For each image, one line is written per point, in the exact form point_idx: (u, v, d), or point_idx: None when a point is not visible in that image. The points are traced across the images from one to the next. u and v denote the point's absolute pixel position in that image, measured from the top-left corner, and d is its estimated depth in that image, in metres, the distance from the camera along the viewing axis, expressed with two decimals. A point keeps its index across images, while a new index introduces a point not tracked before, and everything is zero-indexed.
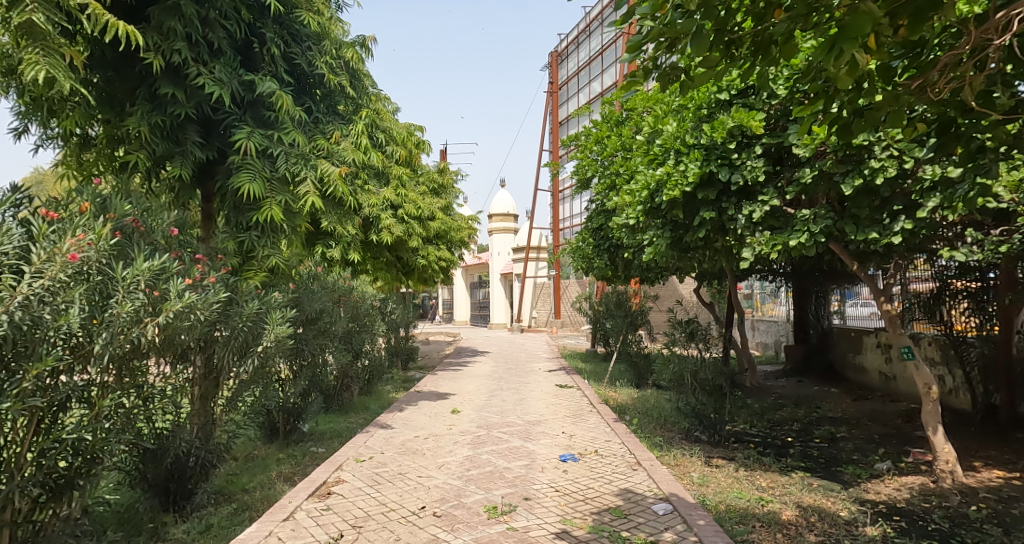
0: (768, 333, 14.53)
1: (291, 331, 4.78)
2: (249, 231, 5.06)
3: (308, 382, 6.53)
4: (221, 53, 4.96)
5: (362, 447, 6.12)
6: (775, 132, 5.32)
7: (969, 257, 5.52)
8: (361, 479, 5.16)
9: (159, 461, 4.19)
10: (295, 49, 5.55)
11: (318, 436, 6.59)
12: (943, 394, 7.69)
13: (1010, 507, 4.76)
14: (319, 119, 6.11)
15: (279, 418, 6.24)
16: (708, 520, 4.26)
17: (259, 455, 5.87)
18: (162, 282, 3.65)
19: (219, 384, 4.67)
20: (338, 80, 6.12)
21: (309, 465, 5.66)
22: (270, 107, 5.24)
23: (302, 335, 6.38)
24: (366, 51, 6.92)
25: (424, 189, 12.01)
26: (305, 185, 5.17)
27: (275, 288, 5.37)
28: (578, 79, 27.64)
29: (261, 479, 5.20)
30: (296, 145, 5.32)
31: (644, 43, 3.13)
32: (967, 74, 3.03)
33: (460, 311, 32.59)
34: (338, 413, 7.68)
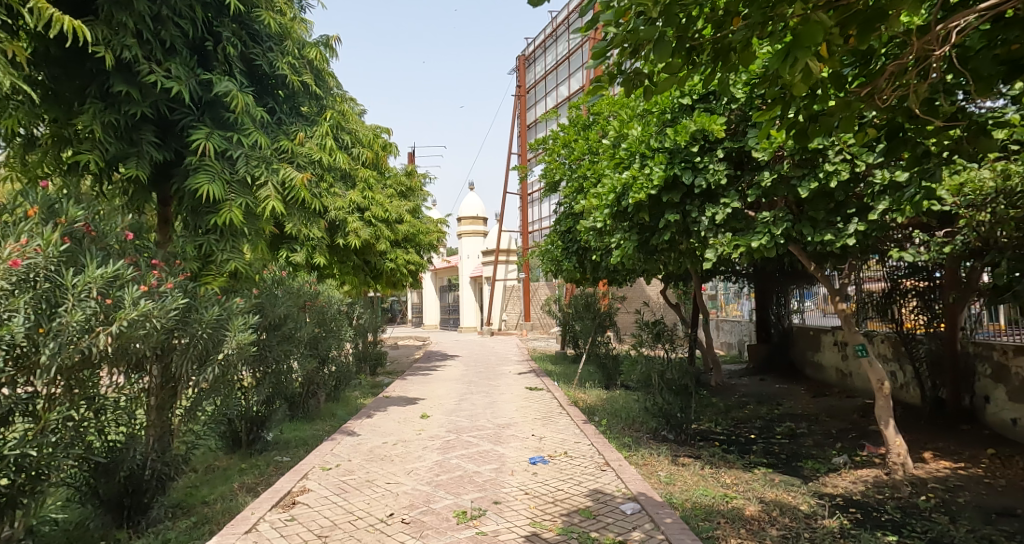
0: (731, 333, 14.85)
1: (254, 338, 4.65)
2: (209, 235, 4.96)
3: (273, 389, 6.42)
4: (175, 52, 4.85)
5: (328, 455, 6.06)
6: (736, 137, 5.47)
7: (917, 258, 5.73)
8: (327, 487, 5.11)
9: (112, 475, 4.10)
10: (255, 49, 5.47)
11: (283, 444, 6.50)
12: (894, 389, 8.01)
13: (956, 496, 4.97)
14: (282, 120, 6.04)
15: (241, 427, 6.11)
16: (675, 518, 4.35)
17: (221, 466, 5.78)
18: (115, 290, 3.55)
19: (178, 393, 4.48)
20: (301, 80, 6.03)
21: (273, 474, 5.59)
22: (229, 108, 5.16)
23: (266, 341, 6.15)
24: (330, 51, 6.87)
25: (392, 193, 11.92)
26: (265, 189, 5.11)
27: (237, 293, 5.27)
28: (545, 84, 27.78)
29: (221, 490, 5.09)
30: (257, 147, 5.25)
31: (608, 49, 3.25)
32: (912, 83, 3.20)
33: (430, 315, 32.59)
34: (304, 420, 7.58)
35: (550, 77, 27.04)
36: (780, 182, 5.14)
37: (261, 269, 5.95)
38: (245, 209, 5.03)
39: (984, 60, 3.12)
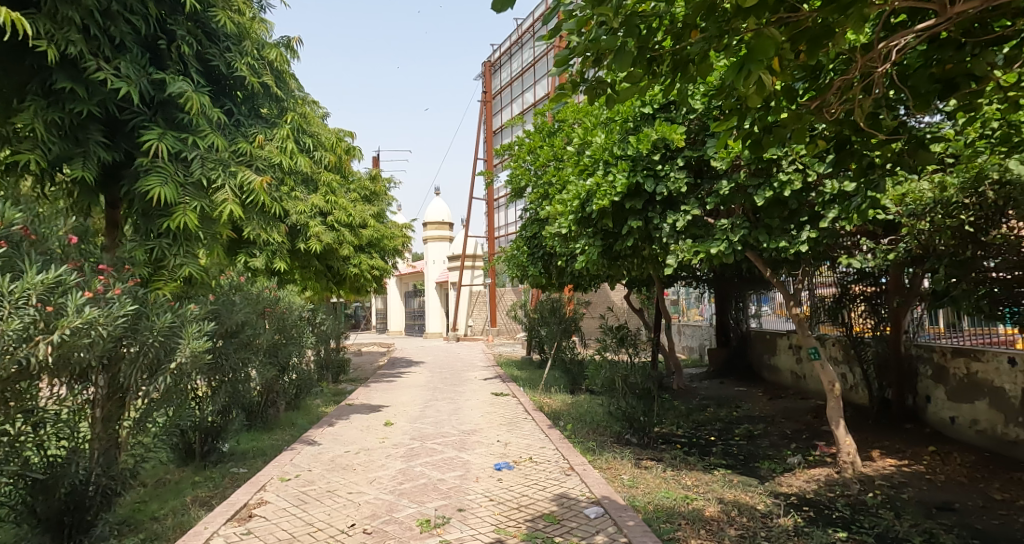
0: (692, 337, 15.16)
1: (209, 345, 4.52)
2: (160, 239, 4.79)
3: (228, 399, 6.29)
4: (126, 50, 4.73)
5: (287, 465, 5.97)
6: (695, 146, 5.63)
7: (864, 264, 5.98)
8: (286, 499, 5.04)
9: (50, 492, 3.97)
10: (211, 49, 5.37)
11: (240, 456, 6.37)
12: (844, 390, 8.29)
13: (901, 492, 5.18)
14: (240, 121, 5.90)
15: (195, 438, 5.96)
16: (638, 520, 4.43)
17: (173, 480, 5.62)
18: (58, 296, 3.48)
19: (126, 405, 4.32)
20: (260, 81, 5.94)
21: (228, 487, 5.47)
22: (183, 108, 5.04)
23: (223, 349, 5.98)
24: (291, 51, 6.80)
25: (355, 197, 11.81)
26: (222, 193, 5.07)
27: (192, 300, 5.15)
28: (511, 90, 27.92)
29: (173, 505, 4.95)
30: (214, 149, 5.16)
31: (571, 57, 3.34)
32: (857, 97, 3.35)
33: (394, 321, 32.35)
34: (262, 430, 7.43)
35: (515, 84, 27.21)
36: (737, 191, 5.32)
37: (217, 274, 5.84)
38: (200, 212, 4.92)
39: (921, 77, 3.34)
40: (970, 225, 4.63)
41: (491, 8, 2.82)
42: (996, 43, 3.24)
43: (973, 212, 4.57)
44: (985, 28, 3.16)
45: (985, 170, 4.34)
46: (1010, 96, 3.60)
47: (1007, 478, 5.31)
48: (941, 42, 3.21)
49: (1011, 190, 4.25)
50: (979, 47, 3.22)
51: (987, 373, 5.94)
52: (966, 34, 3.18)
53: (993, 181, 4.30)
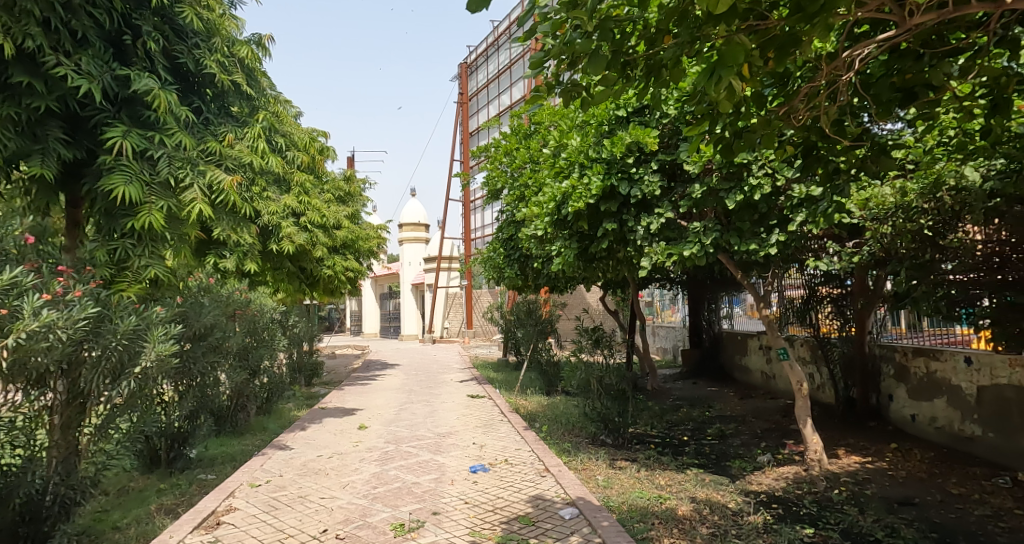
0: (666, 338, 15.35)
1: (176, 349, 4.39)
2: (124, 240, 4.66)
3: (196, 404, 6.17)
4: (88, 44, 4.63)
5: (258, 471, 5.89)
6: (669, 150, 5.72)
7: (830, 267, 6.14)
8: (256, 505, 4.97)
9: (4, 502, 3.90)
10: (178, 46, 5.29)
11: (208, 461, 6.26)
12: (812, 390, 8.46)
13: (864, 489, 5.32)
14: (210, 120, 5.79)
15: (160, 445, 5.83)
16: (612, 521, 4.48)
17: (136, 487, 5.49)
18: (14, 298, 3.47)
19: (87, 410, 4.24)
20: (230, 79, 5.86)
21: (195, 494, 5.36)
22: (149, 106, 4.94)
23: (190, 353, 5.85)
24: (262, 49, 6.71)
25: (329, 197, 11.71)
26: (190, 192, 4.93)
27: (158, 302, 5.02)
28: (487, 92, 27.94)
29: (138, 513, 4.84)
30: (182, 148, 5.05)
31: (546, 59, 3.38)
32: (823, 105, 3.46)
33: (369, 323, 32.13)
34: (232, 435, 7.31)
35: (492, 86, 27.25)
36: (709, 194, 5.39)
37: (184, 277, 5.73)
38: (167, 212, 4.79)
39: (883, 85, 3.47)
40: (928, 229, 4.76)
41: (467, 8, 2.84)
42: (951, 53, 3.38)
43: (933, 216, 4.71)
44: (943, 40, 3.29)
45: (943, 177, 4.58)
46: (964, 106, 3.76)
47: (964, 474, 5.49)
48: (901, 52, 3.35)
49: (966, 195, 4.42)
50: (935, 58, 3.33)
51: (944, 372, 6.15)
52: (924, 45, 3.31)
53: (950, 187, 4.51)
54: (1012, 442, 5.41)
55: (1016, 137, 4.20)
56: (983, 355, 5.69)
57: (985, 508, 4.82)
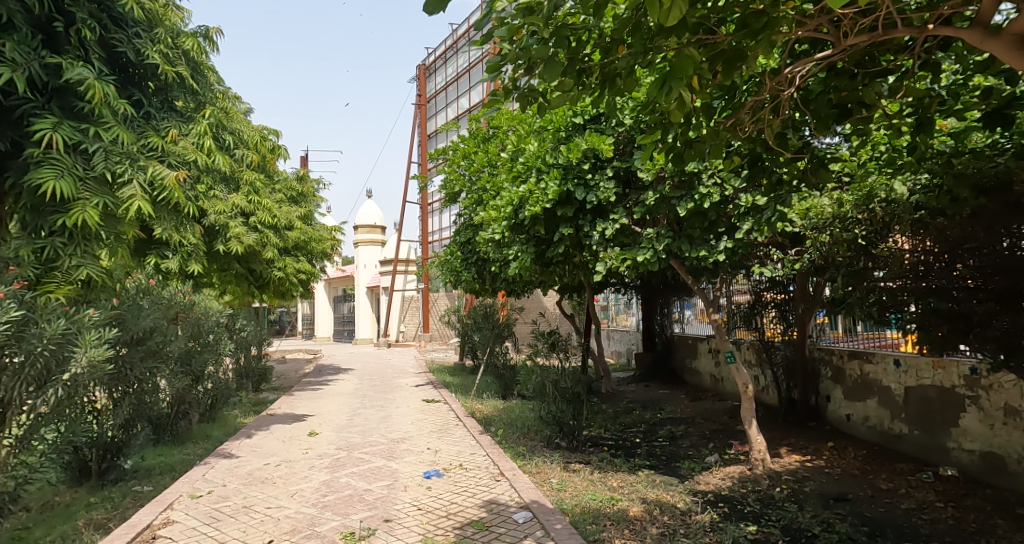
0: (620, 342, 15.58)
1: (109, 355, 4.37)
2: (53, 237, 4.40)
3: (134, 412, 5.90)
4: (14, 30, 4.40)
5: (200, 481, 5.70)
6: (624, 157, 5.82)
7: (774, 273, 6.36)
8: (196, 518, 4.80)
9: None
10: (116, 35, 5.10)
11: (145, 472, 6.01)
12: (756, 391, 8.72)
13: (804, 486, 5.51)
14: (151, 115, 5.59)
15: (91, 455, 5.57)
16: (565, 523, 4.51)
17: (63, 502, 5.19)
18: None
19: (7, 420, 3.98)
20: (175, 72, 5.67)
21: (128, 508, 5.11)
22: (83, 97, 4.72)
23: (126, 358, 5.61)
24: (210, 43, 6.51)
25: (281, 197, 11.44)
26: (129, 188, 4.72)
27: (90, 304, 4.71)
28: (445, 94, 27.86)
29: (65, 528, 4.59)
30: (120, 143, 4.86)
31: (502, 63, 3.39)
32: (768, 118, 3.60)
33: (321, 326, 31.57)
34: (172, 444, 7.04)
35: (450, 89, 27.18)
36: (662, 202, 5.49)
37: (121, 278, 5.51)
38: (103, 209, 4.58)
39: (821, 102, 3.63)
40: (862, 238, 5.07)
41: (423, 9, 2.83)
42: (881, 73, 3.57)
43: (865, 226, 5.05)
44: (875, 61, 3.49)
45: (875, 190, 4.86)
46: (893, 123, 3.97)
47: (891, 470, 5.74)
48: (838, 70, 3.53)
49: (895, 207, 4.72)
50: (867, 78, 3.51)
51: (876, 374, 6.43)
52: (858, 66, 3.51)
53: (881, 199, 4.80)
54: (935, 440, 5.71)
55: (938, 154, 4.41)
56: (910, 358, 6.00)
57: (910, 501, 5.07)
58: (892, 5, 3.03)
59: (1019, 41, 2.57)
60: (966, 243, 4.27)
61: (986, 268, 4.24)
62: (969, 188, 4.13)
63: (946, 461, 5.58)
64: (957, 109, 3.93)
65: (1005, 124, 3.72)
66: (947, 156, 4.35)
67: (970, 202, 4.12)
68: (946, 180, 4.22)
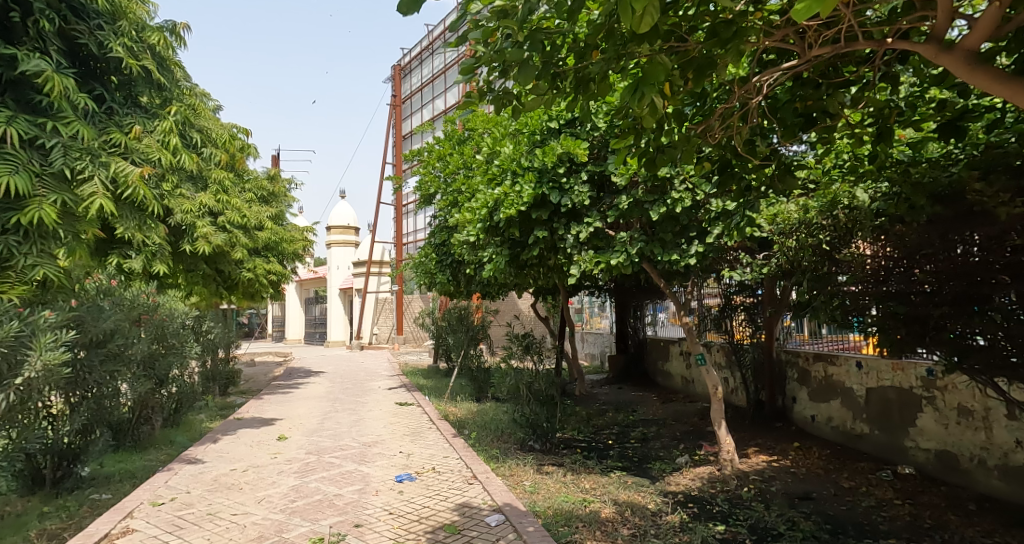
0: (594, 344, 15.64)
1: (65, 359, 4.29)
2: (7, 235, 4.18)
3: (93, 417, 5.72)
4: None
5: (162, 488, 5.55)
6: (598, 161, 5.84)
7: (743, 277, 6.48)
8: (157, 526, 4.67)
9: None
10: (78, 26, 4.95)
11: (103, 480, 5.82)
12: (725, 393, 8.83)
13: (771, 486, 5.58)
14: (114, 110, 5.40)
15: (46, 463, 5.34)
16: (537, 526, 4.49)
17: (16, 511, 5.00)
18: None
19: None
20: (140, 67, 5.52)
21: (85, 517, 4.95)
22: (40, 91, 4.60)
23: (84, 361, 5.45)
24: (177, 38, 6.37)
25: (250, 197, 11.23)
26: (90, 185, 4.60)
27: (45, 306, 4.59)
28: (420, 96, 27.73)
29: (15, 539, 4.41)
30: (80, 139, 4.71)
31: (476, 66, 3.37)
32: (737, 125, 3.64)
33: (293, 328, 31.13)
34: (132, 450, 6.85)
35: (425, 90, 27.09)
36: (634, 206, 5.52)
37: (79, 279, 5.35)
38: (62, 207, 4.42)
39: (787, 111, 3.71)
40: (826, 243, 5.13)
41: (397, 9, 2.78)
42: (843, 84, 3.64)
43: (830, 232, 5.10)
44: (838, 71, 3.56)
45: (839, 197, 5.02)
46: (856, 133, 4.06)
47: (853, 468, 5.87)
48: (803, 80, 3.61)
49: (856, 213, 4.82)
50: (831, 88, 3.59)
51: (840, 375, 6.55)
52: (822, 76, 3.58)
53: (844, 206, 4.94)
54: (894, 439, 5.85)
55: (897, 163, 4.51)
56: (871, 359, 6.14)
57: (871, 499, 5.16)
58: (854, 17, 3.09)
59: (972, 56, 2.63)
60: (923, 249, 4.32)
61: (942, 273, 4.30)
62: (926, 196, 4.14)
63: (905, 460, 5.74)
64: (914, 119, 3.98)
65: (959, 135, 3.80)
66: (905, 165, 4.44)
67: (926, 211, 4.13)
68: (905, 189, 4.25)
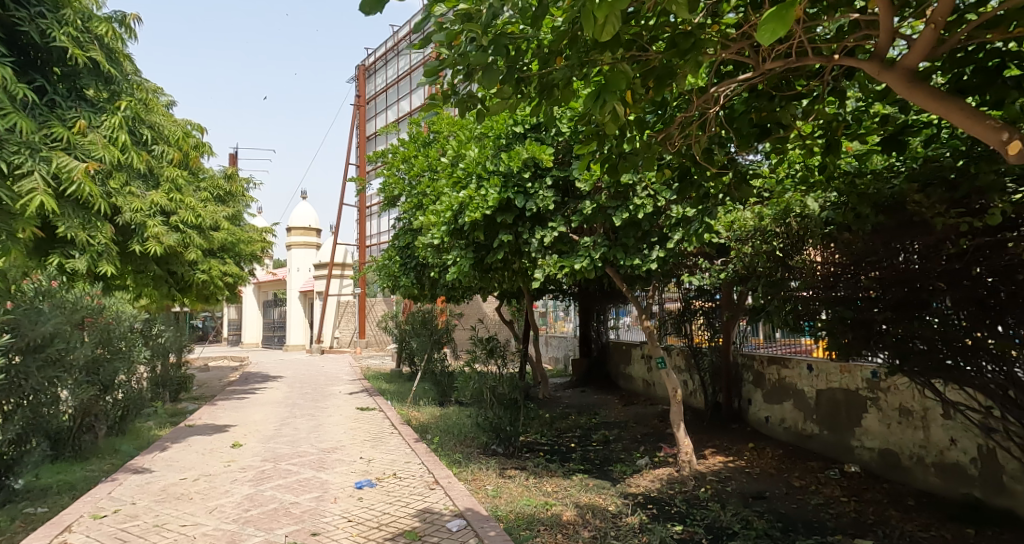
0: (558, 348, 15.67)
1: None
2: None
3: (29, 426, 5.45)
4: None
5: (104, 500, 5.31)
6: (563, 166, 5.84)
7: (702, 282, 6.58)
8: (98, 539, 4.45)
9: None
10: (18, 13, 4.78)
11: (39, 492, 5.54)
12: (685, 396, 8.93)
13: (727, 486, 5.65)
14: (56, 103, 5.18)
15: None
16: (498, 530, 4.44)
17: None
18: None
19: None
20: (87, 58, 5.30)
21: (19, 532, 4.70)
22: None
23: (19, 367, 5.16)
24: (127, 30, 6.13)
25: (205, 196, 10.90)
26: (29, 182, 4.41)
27: None
28: (385, 96, 27.44)
29: None
30: (19, 132, 4.49)
31: (441, 69, 3.32)
32: (695, 134, 3.66)
33: (250, 332, 30.40)
34: (72, 460, 6.54)
35: (390, 90, 26.79)
36: (598, 211, 5.54)
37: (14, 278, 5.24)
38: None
39: (743, 121, 3.76)
40: (780, 250, 5.19)
41: (360, 9, 2.72)
42: (796, 97, 3.72)
43: (783, 239, 5.17)
44: (790, 85, 3.64)
45: (791, 206, 4.95)
46: (806, 143, 4.13)
47: (804, 467, 5.99)
48: (757, 92, 3.66)
49: (807, 222, 4.81)
50: (785, 101, 3.64)
51: (792, 378, 6.70)
52: (775, 89, 3.62)
53: (796, 214, 4.90)
54: (841, 438, 6.00)
55: (844, 174, 4.50)
56: (821, 363, 6.29)
57: (819, 497, 5.28)
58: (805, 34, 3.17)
59: (910, 74, 2.68)
60: (868, 257, 4.49)
61: (885, 279, 4.53)
62: (870, 206, 4.18)
63: (851, 458, 5.89)
64: (860, 132, 4.07)
65: (900, 148, 3.79)
66: (851, 175, 4.44)
67: (871, 220, 4.18)
68: (850, 199, 4.26)
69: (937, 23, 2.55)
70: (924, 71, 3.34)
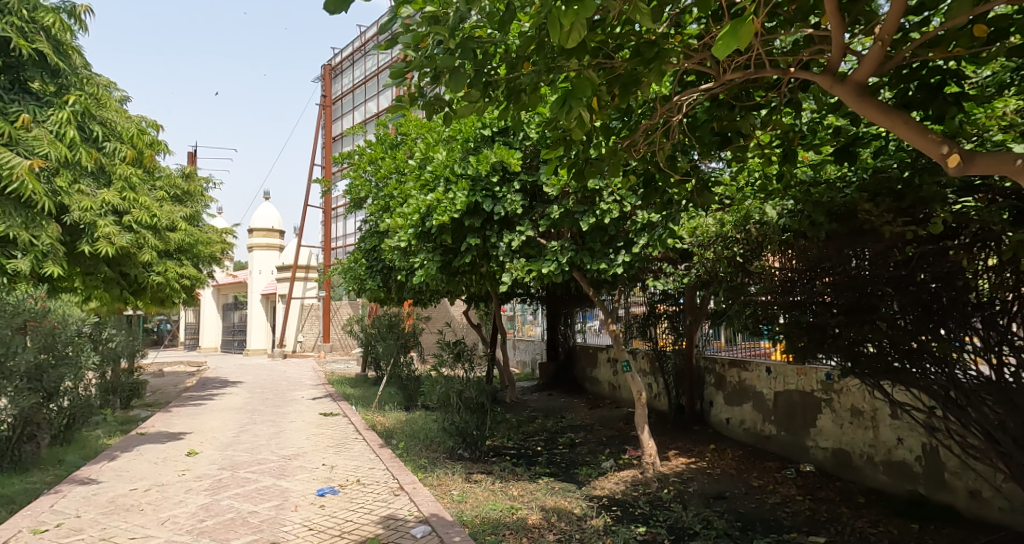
0: (526, 351, 15.64)
1: None
2: None
3: None
4: None
5: (47, 513, 5.07)
6: (531, 170, 5.82)
7: (665, 287, 6.63)
8: None
9: None
10: None
11: None
12: (649, 398, 9.00)
13: (689, 487, 5.69)
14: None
15: None
16: (463, 535, 4.38)
17: None
18: None
19: None
20: (32, 50, 5.09)
21: None
22: None
23: None
24: (77, 22, 5.88)
25: (162, 196, 10.59)
26: None
27: None
28: (352, 97, 27.13)
29: None
30: None
31: (407, 71, 3.24)
32: (660, 141, 3.69)
33: (210, 336, 29.64)
34: (13, 471, 6.25)
35: (357, 91, 26.46)
36: (565, 216, 5.53)
37: None
38: None
39: (704, 130, 3.80)
40: (740, 256, 5.20)
41: (324, 8, 2.64)
42: (754, 108, 3.77)
43: (742, 245, 5.17)
44: (749, 95, 3.69)
45: (750, 212, 4.94)
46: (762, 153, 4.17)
47: (761, 467, 6.08)
48: (718, 102, 3.72)
49: (765, 229, 4.78)
50: (744, 111, 3.71)
51: (752, 380, 6.80)
52: (735, 98, 3.70)
53: (755, 221, 4.86)
54: (797, 439, 6.10)
55: (800, 183, 4.51)
56: (779, 365, 6.40)
57: (777, 497, 5.36)
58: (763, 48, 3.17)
59: (861, 89, 2.71)
60: (822, 263, 4.56)
61: (838, 285, 4.59)
62: (824, 214, 4.23)
63: (806, 458, 5.99)
64: (813, 143, 4.14)
65: (851, 160, 3.87)
66: (806, 185, 4.49)
67: (825, 228, 4.23)
68: (805, 206, 4.30)
69: (884, 40, 2.63)
70: (872, 87, 3.40)
